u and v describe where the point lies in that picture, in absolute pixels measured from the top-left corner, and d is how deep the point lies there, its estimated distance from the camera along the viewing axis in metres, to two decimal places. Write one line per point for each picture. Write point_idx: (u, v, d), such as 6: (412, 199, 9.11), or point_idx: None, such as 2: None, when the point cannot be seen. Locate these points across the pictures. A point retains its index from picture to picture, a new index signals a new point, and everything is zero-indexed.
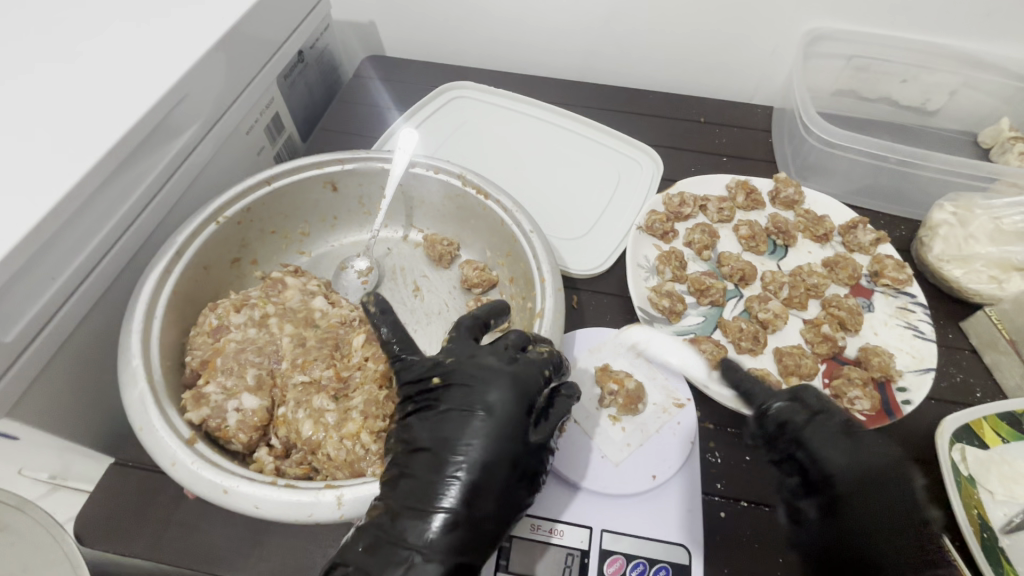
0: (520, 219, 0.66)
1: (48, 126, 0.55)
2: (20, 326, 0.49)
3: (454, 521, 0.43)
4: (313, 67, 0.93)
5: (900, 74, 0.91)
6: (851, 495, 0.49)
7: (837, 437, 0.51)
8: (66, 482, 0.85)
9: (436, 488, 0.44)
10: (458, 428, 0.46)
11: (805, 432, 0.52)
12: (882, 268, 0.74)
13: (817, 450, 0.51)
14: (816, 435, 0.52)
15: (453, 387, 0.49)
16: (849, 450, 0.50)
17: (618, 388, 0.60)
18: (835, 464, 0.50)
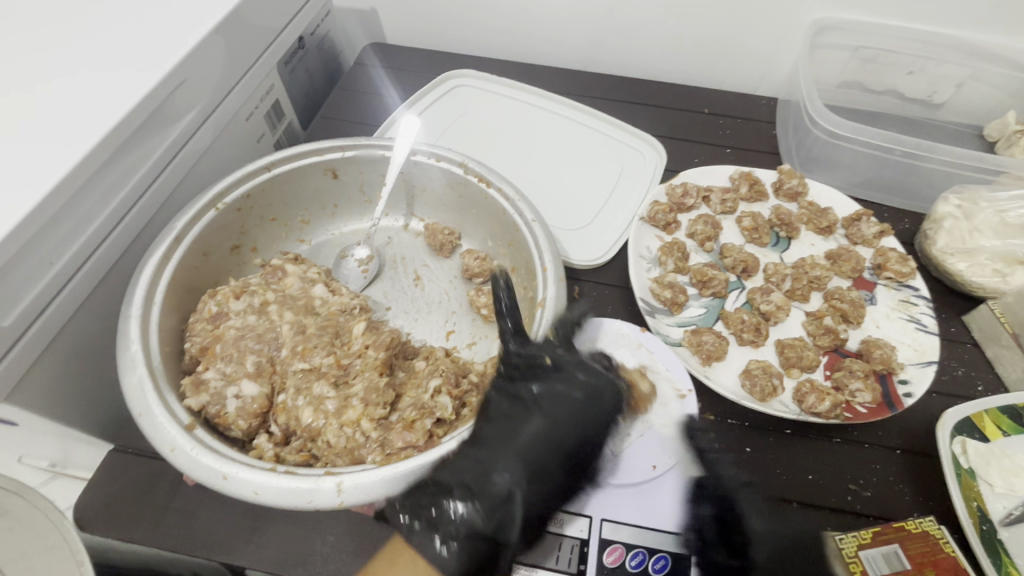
0: (522, 208, 0.65)
1: (43, 110, 0.54)
2: (17, 312, 0.49)
3: (498, 494, 0.50)
4: (313, 53, 0.92)
5: (907, 65, 0.90)
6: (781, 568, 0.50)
7: (762, 507, 0.54)
8: (65, 471, 0.85)
9: (496, 460, 0.51)
10: (558, 415, 0.54)
11: (745, 498, 0.54)
12: (885, 261, 0.73)
13: (749, 518, 0.53)
14: (750, 502, 0.53)
15: (555, 373, 0.56)
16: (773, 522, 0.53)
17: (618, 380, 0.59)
18: (767, 535, 0.52)
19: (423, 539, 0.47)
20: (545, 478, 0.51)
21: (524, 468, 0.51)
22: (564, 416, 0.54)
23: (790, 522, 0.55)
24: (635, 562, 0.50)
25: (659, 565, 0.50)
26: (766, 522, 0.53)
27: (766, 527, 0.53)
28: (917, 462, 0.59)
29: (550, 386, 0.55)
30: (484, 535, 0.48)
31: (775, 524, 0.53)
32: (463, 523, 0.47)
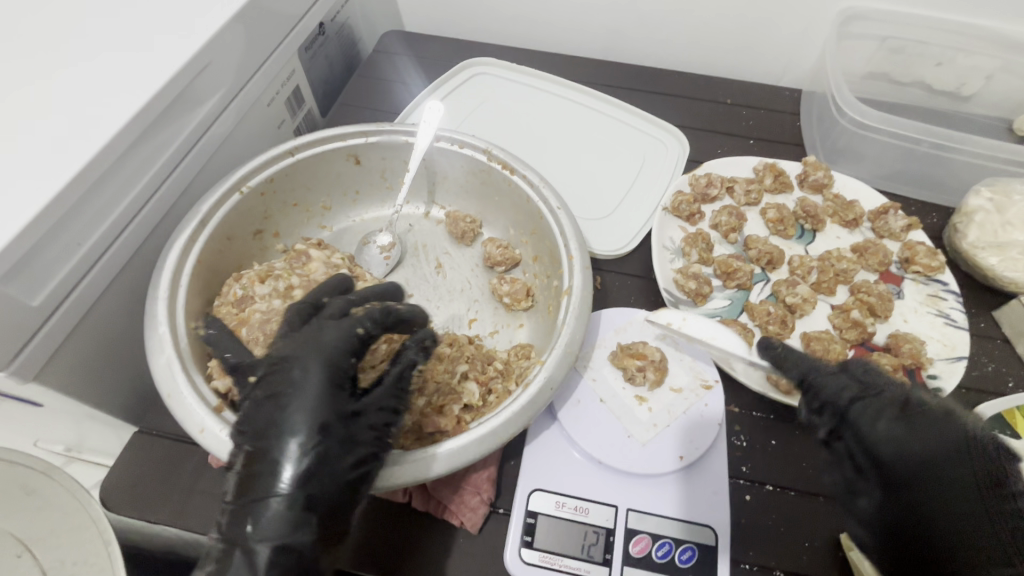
0: (546, 196, 0.64)
1: (71, 91, 0.54)
2: (47, 291, 0.49)
3: (299, 487, 0.41)
4: (332, 40, 0.91)
5: (936, 56, 0.88)
6: (905, 483, 0.44)
7: (887, 414, 0.47)
8: (82, 454, 0.86)
9: (271, 469, 0.41)
10: (302, 407, 0.43)
11: (856, 414, 0.49)
12: (913, 255, 0.72)
13: (866, 429, 0.48)
14: (866, 414, 0.48)
15: (282, 366, 0.46)
16: (904, 434, 0.46)
17: (644, 362, 0.58)
18: (890, 454, 0.46)
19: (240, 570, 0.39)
20: (342, 457, 0.43)
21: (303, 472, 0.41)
22: (301, 400, 0.43)
23: (941, 432, 0.44)
24: (661, 553, 0.50)
25: (685, 556, 0.50)
26: (883, 430, 0.47)
27: (890, 439, 0.46)
28: None
29: (278, 378, 0.45)
30: (303, 522, 0.41)
31: (918, 438, 0.45)
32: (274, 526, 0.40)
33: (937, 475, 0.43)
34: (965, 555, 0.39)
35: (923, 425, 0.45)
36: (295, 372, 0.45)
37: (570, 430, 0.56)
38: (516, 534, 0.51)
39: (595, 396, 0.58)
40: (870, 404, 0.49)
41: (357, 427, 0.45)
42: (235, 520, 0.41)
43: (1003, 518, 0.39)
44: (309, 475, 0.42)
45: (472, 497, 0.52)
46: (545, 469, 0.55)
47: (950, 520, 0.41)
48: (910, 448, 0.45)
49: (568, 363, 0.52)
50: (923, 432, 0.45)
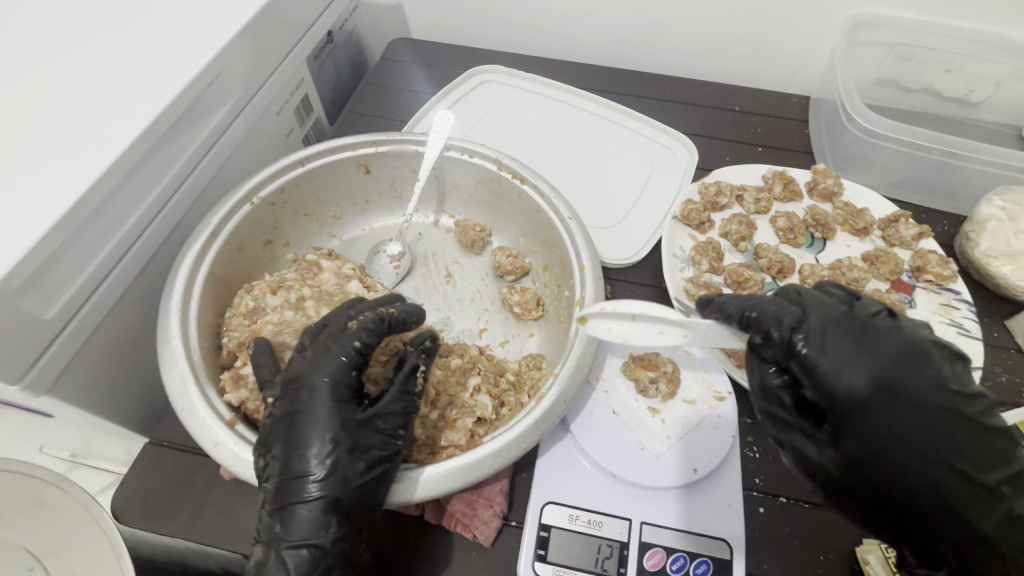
0: (557, 206, 0.64)
1: (85, 102, 0.54)
2: (60, 304, 0.49)
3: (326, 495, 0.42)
4: (340, 47, 0.91)
5: (946, 63, 0.88)
6: (861, 410, 0.44)
7: (834, 338, 0.46)
8: (89, 461, 0.86)
9: (296, 481, 0.42)
10: (316, 422, 0.43)
11: (806, 346, 0.46)
12: (925, 264, 0.72)
13: (819, 363, 0.45)
14: (816, 344, 0.46)
15: (297, 384, 0.45)
16: (863, 363, 0.45)
17: (657, 374, 0.58)
18: (839, 381, 0.45)
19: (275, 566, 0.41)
20: (358, 464, 0.43)
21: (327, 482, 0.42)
22: (318, 413, 0.43)
23: (882, 349, 0.46)
24: (676, 567, 0.50)
25: (700, 570, 0.49)
26: (834, 359, 0.45)
27: (838, 369, 0.45)
28: None
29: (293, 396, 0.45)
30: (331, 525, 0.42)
31: (868, 359, 0.45)
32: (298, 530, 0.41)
33: (892, 396, 0.44)
34: (921, 461, 0.43)
35: (871, 343, 0.46)
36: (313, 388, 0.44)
37: (582, 442, 0.56)
38: (529, 547, 0.51)
39: (608, 408, 0.58)
40: (812, 329, 0.46)
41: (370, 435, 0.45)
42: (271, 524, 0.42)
43: (937, 417, 0.44)
44: (333, 485, 0.42)
45: (485, 510, 0.52)
46: (558, 481, 0.54)
47: (908, 437, 0.44)
48: (859, 372, 0.44)
49: (581, 375, 0.52)
50: (871, 351, 0.45)
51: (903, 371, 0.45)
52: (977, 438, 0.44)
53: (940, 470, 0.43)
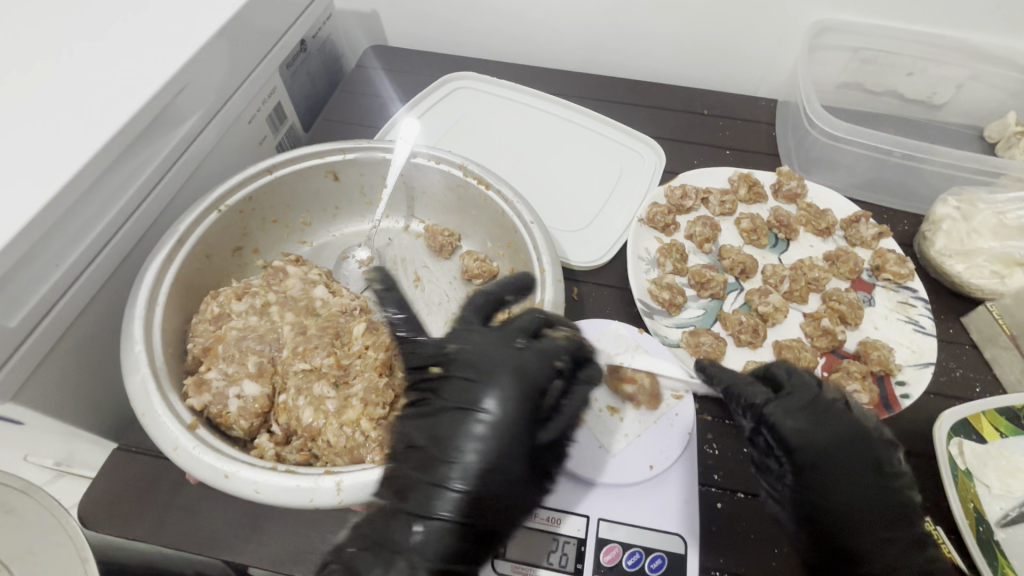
0: (521, 211, 0.66)
1: (49, 112, 0.55)
2: (25, 311, 0.50)
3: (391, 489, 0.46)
4: (315, 56, 0.93)
5: (907, 66, 0.90)
6: (823, 480, 0.51)
7: (791, 407, 0.54)
8: (71, 468, 0.86)
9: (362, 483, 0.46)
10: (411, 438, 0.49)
11: (773, 412, 0.53)
12: (884, 263, 0.74)
13: (782, 425, 0.53)
14: (780, 412, 0.53)
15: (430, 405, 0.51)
16: (808, 426, 0.53)
17: (636, 389, 0.60)
18: (800, 441, 0.52)
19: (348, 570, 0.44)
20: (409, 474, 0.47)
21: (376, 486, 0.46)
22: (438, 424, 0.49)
23: (833, 422, 0.54)
24: (631, 561, 0.51)
25: (655, 564, 0.51)
26: (802, 424, 0.53)
27: (798, 431, 0.53)
28: (913, 462, 0.59)
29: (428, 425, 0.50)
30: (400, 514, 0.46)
31: (822, 428, 0.53)
32: (438, 543, 0.45)
33: (830, 457, 0.52)
34: (857, 526, 0.50)
35: (828, 418, 0.54)
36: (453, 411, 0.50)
37: None
38: None
39: None
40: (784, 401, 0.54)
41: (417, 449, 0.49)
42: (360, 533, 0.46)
43: (874, 490, 0.51)
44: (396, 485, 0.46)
45: None
46: None
47: (852, 503, 0.51)
48: (820, 443, 0.52)
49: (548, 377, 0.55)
50: (826, 422, 0.54)
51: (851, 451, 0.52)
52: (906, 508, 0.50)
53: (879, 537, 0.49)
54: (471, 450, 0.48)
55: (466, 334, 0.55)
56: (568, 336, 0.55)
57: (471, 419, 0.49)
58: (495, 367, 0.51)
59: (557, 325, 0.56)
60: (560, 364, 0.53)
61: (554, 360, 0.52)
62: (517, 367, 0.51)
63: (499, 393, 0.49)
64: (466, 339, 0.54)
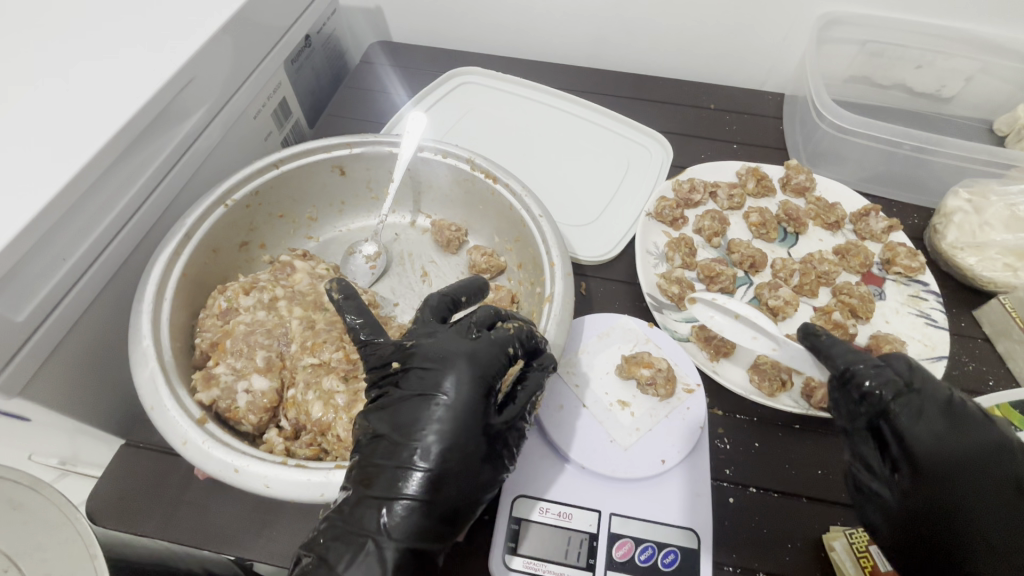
0: (529, 204, 0.65)
1: (55, 107, 0.54)
2: (32, 305, 0.50)
3: (367, 469, 0.45)
4: (319, 51, 0.92)
5: (915, 59, 0.89)
6: (944, 489, 0.47)
7: (926, 413, 0.48)
8: (78, 467, 0.86)
9: (357, 464, 0.46)
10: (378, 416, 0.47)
11: (898, 410, 0.48)
12: (894, 256, 0.73)
13: (908, 427, 0.48)
14: (908, 411, 0.48)
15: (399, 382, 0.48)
16: (939, 435, 0.48)
17: (652, 374, 0.58)
18: (926, 447, 0.47)
19: (339, 552, 0.43)
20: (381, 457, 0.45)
21: (361, 472, 0.45)
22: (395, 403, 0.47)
23: (969, 432, 0.48)
24: (644, 557, 0.50)
25: (668, 559, 0.50)
26: (932, 431, 0.48)
27: (927, 438, 0.47)
28: None
29: (390, 402, 0.48)
30: (372, 502, 0.44)
31: (955, 439, 0.47)
32: (405, 526, 0.43)
33: (962, 469, 0.47)
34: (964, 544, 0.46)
35: (961, 424, 0.48)
36: (409, 391, 0.48)
37: (553, 435, 0.56)
38: (500, 539, 0.51)
39: (578, 401, 0.59)
40: (915, 401, 0.49)
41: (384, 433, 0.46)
42: (349, 512, 0.44)
43: (998, 517, 0.46)
44: (371, 470, 0.45)
45: None
46: (529, 475, 0.55)
47: (970, 520, 0.46)
48: (953, 452, 0.47)
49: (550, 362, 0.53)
50: (960, 433, 0.48)
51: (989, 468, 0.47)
52: None
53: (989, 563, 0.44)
54: (433, 434, 0.45)
55: (420, 329, 0.51)
56: (521, 325, 0.52)
57: (429, 405, 0.46)
58: (451, 354, 0.48)
59: (508, 319, 0.53)
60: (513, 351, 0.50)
61: (506, 346, 0.50)
62: (471, 353, 0.48)
63: (455, 378, 0.47)
64: (421, 334, 0.51)
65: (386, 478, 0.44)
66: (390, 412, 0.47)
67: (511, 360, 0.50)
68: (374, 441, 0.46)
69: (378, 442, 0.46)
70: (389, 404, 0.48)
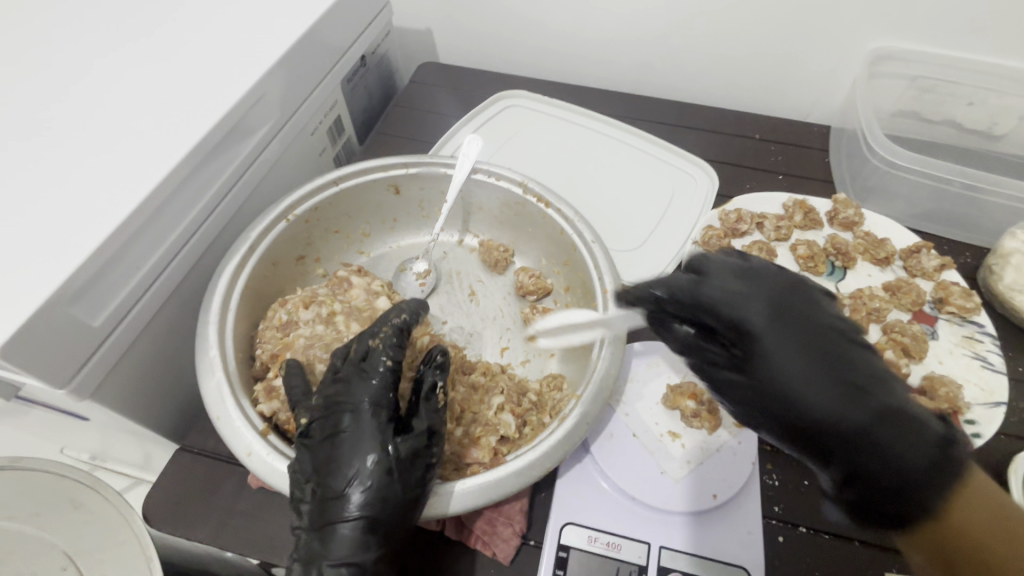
0: (581, 229, 0.66)
1: (136, 121, 0.57)
2: (108, 311, 0.52)
3: (313, 503, 0.45)
4: (373, 71, 0.95)
5: (968, 96, 0.88)
6: (768, 348, 0.49)
7: (723, 279, 0.53)
8: (106, 461, 0.87)
9: (302, 501, 0.46)
10: (308, 455, 0.47)
11: (706, 288, 0.52)
12: (947, 295, 0.72)
13: (711, 296, 0.52)
14: (716, 290, 0.52)
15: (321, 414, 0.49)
16: (734, 294, 0.52)
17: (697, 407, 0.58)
18: (731, 303, 0.51)
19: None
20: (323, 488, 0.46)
21: (311, 506, 0.45)
22: (321, 437, 0.48)
23: (769, 284, 0.52)
24: None
25: None
26: (728, 288, 0.52)
27: (729, 294, 0.52)
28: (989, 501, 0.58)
29: (319, 432, 0.48)
30: (324, 533, 0.44)
31: (759, 293, 0.52)
32: (358, 542, 0.44)
33: (786, 323, 0.50)
34: (832, 403, 0.47)
35: (761, 280, 0.53)
36: (333, 419, 0.48)
37: (601, 462, 0.56)
38: (548, 566, 0.51)
39: (628, 430, 0.59)
40: (702, 278, 0.54)
41: (318, 470, 0.46)
42: (311, 542, 0.45)
43: (826, 347, 0.49)
44: (319, 502, 0.45)
45: (505, 528, 0.53)
46: (577, 502, 0.55)
47: (802, 361, 0.48)
48: (759, 304, 0.51)
49: (602, 399, 0.53)
50: (758, 285, 0.52)
51: (832, 333, 0.49)
52: (869, 365, 0.48)
53: (828, 407, 0.47)
54: (362, 455, 0.46)
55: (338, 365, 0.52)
56: (391, 332, 0.54)
57: (335, 440, 0.47)
58: (343, 387, 0.50)
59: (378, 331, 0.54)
60: (397, 364, 0.52)
61: (383, 363, 0.51)
62: (361, 379, 0.50)
63: (351, 409, 0.48)
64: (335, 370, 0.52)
65: (330, 508, 0.45)
66: (315, 443, 0.47)
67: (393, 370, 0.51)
68: (308, 481, 0.46)
69: (312, 480, 0.46)
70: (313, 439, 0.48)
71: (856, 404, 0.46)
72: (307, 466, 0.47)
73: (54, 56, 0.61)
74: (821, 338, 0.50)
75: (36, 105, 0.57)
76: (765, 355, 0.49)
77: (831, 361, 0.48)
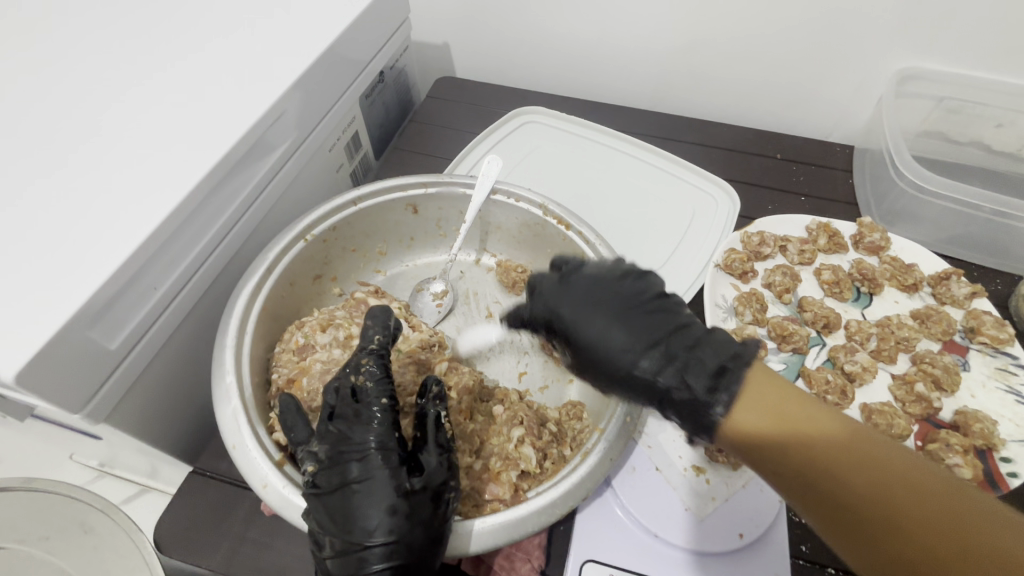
0: (602, 253, 0.64)
1: (158, 140, 0.57)
2: (124, 334, 0.51)
3: (335, 553, 0.44)
4: (391, 85, 0.94)
5: (997, 117, 0.86)
6: (581, 336, 0.50)
7: (552, 283, 0.54)
8: (115, 472, 0.87)
9: (324, 551, 0.45)
10: (318, 505, 0.46)
11: (531, 300, 0.54)
12: (980, 325, 0.69)
13: (533, 303, 0.54)
14: (533, 298, 0.54)
15: (326, 458, 0.48)
16: (558, 294, 0.53)
17: None
18: (547, 304, 0.53)
19: None
20: (341, 537, 0.44)
21: (335, 555, 0.44)
22: (330, 485, 0.46)
23: (582, 279, 0.53)
24: None
25: None
26: (552, 295, 0.53)
27: (546, 298, 0.53)
28: None
29: (327, 479, 0.47)
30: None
31: (566, 291, 0.52)
32: None
33: (594, 307, 0.50)
34: (627, 371, 0.47)
35: (574, 277, 0.54)
36: (342, 463, 0.47)
37: (623, 496, 0.55)
38: None
39: (651, 464, 0.57)
40: (533, 290, 0.55)
41: (331, 520, 0.45)
42: None
43: (627, 321, 0.49)
44: (340, 552, 0.44)
45: (523, 563, 0.51)
46: (598, 538, 0.53)
47: (606, 340, 0.49)
48: (564, 301, 0.52)
49: (625, 434, 0.51)
50: (572, 283, 0.53)
51: (625, 292, 0.51)
52: (664, 325, 0.48)
53: (641, 372, 0.47)
54: (380, 497, 0.45)
55: (336, 404, 0.51)
56: (376, 367, 0.53)
57: (347, 491, 0.46)
58: (345, 433, 0.49)
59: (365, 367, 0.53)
60: (391, 400, 0.52)
61: (380, 400, 0.50)
62: (360, 423, 0.49)
63: (357, 456, 0.47)
64: (333, 410, 0.51)
65: (354, 556, 0.44)
66: (323, 490, 0.46)
67: (392, 408, 0.51)
68: (322, 530, 0.45)
69: (327, 531, 0.45)
70: (321, 485, 0.46)
71: (656, 361, 0.47)
72: (318, 517, 0.45)
73: (77, 73, 0.61)
74: (606, 304, 0.50)
75: (56, 125, 0.56)
76: (571, 327, 0.50)
77: (632, 320, 0.49)
